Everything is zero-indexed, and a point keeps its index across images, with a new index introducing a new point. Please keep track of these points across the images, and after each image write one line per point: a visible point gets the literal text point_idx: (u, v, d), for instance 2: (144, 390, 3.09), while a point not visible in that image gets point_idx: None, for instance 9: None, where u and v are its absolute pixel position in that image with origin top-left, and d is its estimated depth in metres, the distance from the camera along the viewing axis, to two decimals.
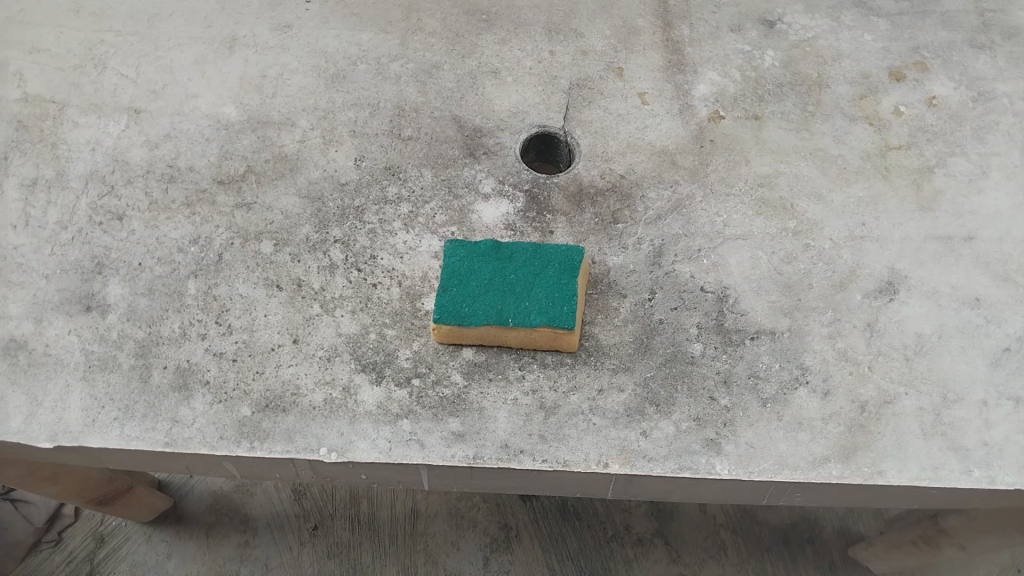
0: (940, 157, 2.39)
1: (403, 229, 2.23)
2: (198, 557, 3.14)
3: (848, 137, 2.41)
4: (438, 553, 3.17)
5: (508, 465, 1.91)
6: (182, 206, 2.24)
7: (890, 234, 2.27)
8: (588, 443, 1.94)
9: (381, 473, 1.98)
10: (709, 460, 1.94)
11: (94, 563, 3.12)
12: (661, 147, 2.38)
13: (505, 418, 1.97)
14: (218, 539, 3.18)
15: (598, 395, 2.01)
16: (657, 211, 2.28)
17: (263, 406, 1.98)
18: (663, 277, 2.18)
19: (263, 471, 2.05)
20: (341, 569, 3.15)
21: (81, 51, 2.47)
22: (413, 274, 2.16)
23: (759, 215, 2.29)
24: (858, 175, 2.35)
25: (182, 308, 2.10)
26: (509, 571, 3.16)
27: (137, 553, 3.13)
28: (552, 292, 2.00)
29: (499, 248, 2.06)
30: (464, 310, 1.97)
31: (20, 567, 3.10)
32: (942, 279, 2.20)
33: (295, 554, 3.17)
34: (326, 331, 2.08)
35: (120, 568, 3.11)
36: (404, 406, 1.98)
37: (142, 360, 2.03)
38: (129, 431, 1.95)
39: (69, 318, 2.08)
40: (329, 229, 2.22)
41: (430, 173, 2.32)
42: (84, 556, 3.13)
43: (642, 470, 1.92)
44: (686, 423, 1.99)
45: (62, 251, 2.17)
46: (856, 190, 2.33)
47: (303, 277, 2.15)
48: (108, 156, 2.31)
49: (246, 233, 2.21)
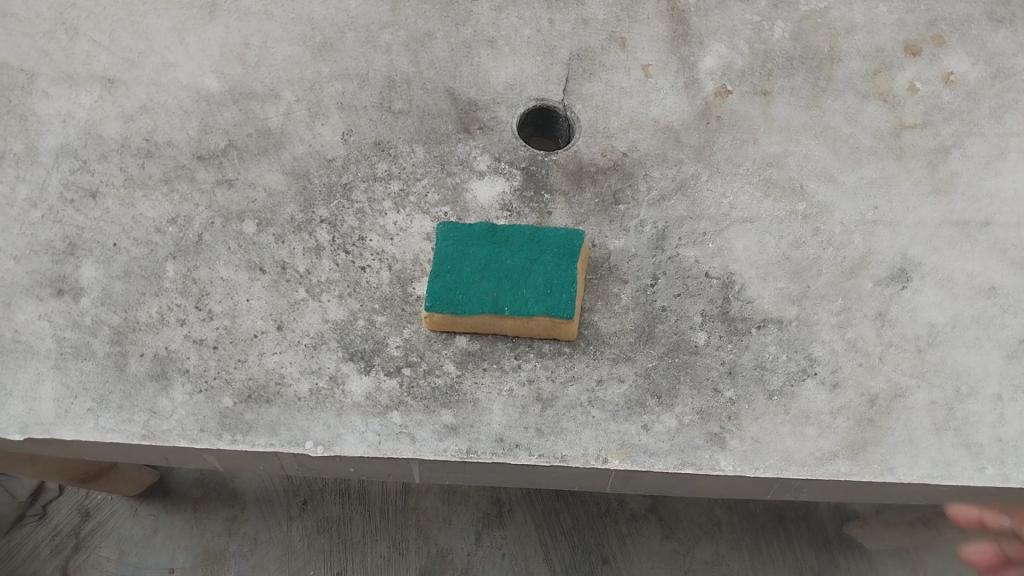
0: (956, 137, 2.31)
1: (394, 209, 2.15)
2: (186, 532, 3.10)
3: (860, 115, 2.32)
4: (429, 528, 3.14)
5: (503, 460, 1.87)
6: (160, 181, 2.16)
7: (903, 219, 2.20)
8: (586, 436, 1.90)
9: (371, 466, 1.94)
10: (713, 456, 1.91)
11: (79, 539, 3.08)
12: (665, 124, 2.30)
13: (500, 410, 1.92)
14: (206, 514, 3.13)
15: (597, 387, 1.95)
16: (660, 191, 2.21)
17: (246, 396, 1.93)
18: (666, 262, 2.11)
19: (245, 463, 2.01)
20: (332, 544, 3.11)
21: (51, 14, 2.36)
22: (404, 257, 2.09)
23: (767, 197, 2.21)
24: (870, 155, 2.27)
25: (160, 292, 2.03)
26: (501, 546, 3.13)
27: (124, 528, 3.09)
28: (550, 279, 1.93)
29: (494, 232, 1.98)
30: (458, 298, 1.90)
31: (4, 541, 3.08)
32: (957, 266, 2.14)
33: (284, 530, 3.12)
34: (312, 317, 2.01)
35: (106, 544, 3.07)
36: (394, 397, 1.93)
37: (118, 348, 1.98)
38: (105, 424, 1.90)
39: (40, 303, 2.01)
40: (316, 208, 2.14)
41: (422, 149, 2.23)
42: (70, 531, 3.09)
43: (643, 466, 1.88)
44: (689, 416, 1.94)
45: (32, 230, 2.09)
46: (868, 171, 2.25)
47: (288, 259, 2.08)
48: (80, 129, 2.21)
49: (227, 213, 2.13)
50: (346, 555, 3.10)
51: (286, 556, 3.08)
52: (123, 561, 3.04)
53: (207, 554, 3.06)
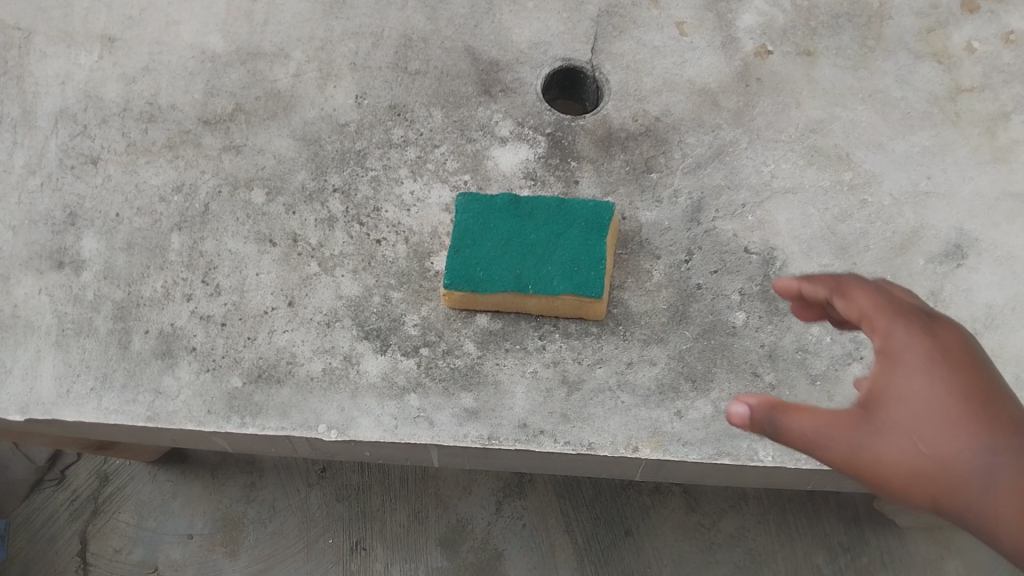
0: (1017, 101, 2.17)
1: (410, 178, 2.05)
2: (205, 496, 2.67)
3: (912, 77, 2.19)
4: (449, 495, 2.66)
5: (526, 447, 1.80)
6: (164, 147, 2.09)
7: (959, 190, 2.08)
8: (615, 423, 1.83)
9: (390, 449, 1.88)
10: (751, 446, 1.82)
11: (98, 505, 2.68)
12: (700, 86, 2.17)
13: (524, 393, 1.85)
14: (225, 480, 2.69)
15: (626, 369, 1.87)
16: (696, 159, 2.10)
17: (256, 376, 1.87)
18: (702, 236, 2.01)
19: (256, 446, 1.96)
20: (350, 514, 2.64)
21: None
22: (421, 230, 2.00)
23: (810, 165, 2.10)
24: (923, 121, 2.14)
25: (165, 265, 1.98)
26: (523, 517, 2.63)
27: (143, 492, 2.69)
28: (577, 255, 1.84)
29: (517, 204, 1.89)
30: (478, 275, 1.82)
31: (22, 508, 2.70)
32: (1017, 243, 2.02)
33: (303, 498, 2.66)
34: (325, 292, 1.94)
35: (125, 508, 2.67)
36: (411, 378, 1.86)
37: (121, 324, 1.93)
38: (108, 404, 1.87)
39: (40, 276, 1.99)
40: (329, 176, 2.05)
41: (440, 113, 2.13)
42: (88, 497, 2.70)
43: (676, 456, 1.80)
44: (726, 402, 1.86)
45: (30, 200, 2.06)
46: (921, 138, 2.12)
47: (299, 230, 2.00)
48: (79, 92, 2.14)
49: (234, 181, 2.05)
50: (362, 524, 2.62)
51: (304, 525, 2.63)
52: (143, 526, 2.65)
53: (226, 520, 2.63)
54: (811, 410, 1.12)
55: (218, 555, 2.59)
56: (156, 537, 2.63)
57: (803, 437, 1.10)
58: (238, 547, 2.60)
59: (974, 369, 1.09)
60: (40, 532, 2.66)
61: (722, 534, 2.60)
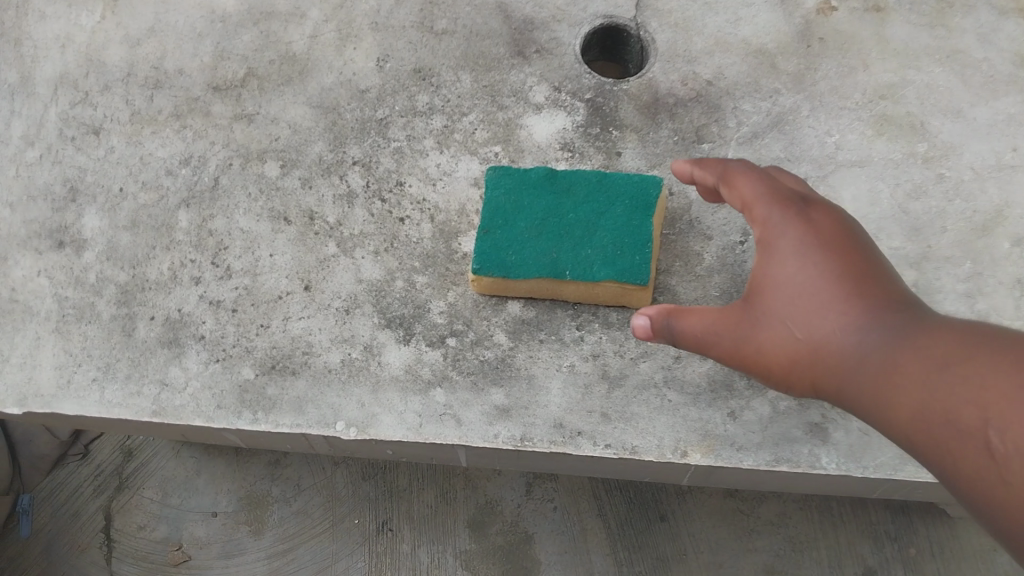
0: None
1: (436, 149, 1.93)
2: (229, 474, 2.62)
3: (995, 36, 2.01)
4: (479, 476, 2.59)
5: (563, 450, 1.68)
6: (170, 116, 2.01)
7: None
8: (661, 425, 1.70)
9: (414, 448, 1.78)
10: (812, 451, 1.67)
11: (123, 479, 2.64)
12: (757, 46, 2.01)
13: (560, 390, 1.73)
14: (250, 456, 2.64)
15: (674, 363, 1.74)
16: (753, 128, 1.94)
17: (269, 367, 1.78)
18: None
19: (270, 442, 1.87)
20: (377, 492, 2.57)
21: None
22: (448, 207, 1.88)
23: (880, 135, 1.93)
24: (1008, 85, 1.97)
25: (172, 245, 1.90)
26: (554, 500, 2.55)
27: (168, 468, 2.65)
28: (620, 237, 1.72)
29: (554, 178, 1.78)
30: (510, 258, 1.72)
31: (47, 482, 2.65)
32: None
33: (329, 475, 2.60)
34: (344, 275, 1.84)
35: (149, 484, 2.63)
36: (437, 371, 1.75)
37: (125, 309, 1.86)
38: (109, 397, 1.80)
39: (39, 257, 1.93)
40: (347, 147, 1.95)
41: (469, 77, 1.99)
42: (113, 470, 2.66)
43: (729, 462, 1.66)
44: (786, 403, 1.71)
45: (29, 172, 2.01)
46: (1005, 105, 1.95)
47: (315, 207, 1.90)
48: (79, 55, 2.09)
49: (245, 152, 1.96)
50: (390, 503, 2.56)
51: (329, 502, 2.57)
52: (167, 503, 2.60)
53: (251, 496, 2.59)
54: (701, 311, 1.39)
55: (242, 534, 2.54)
56: (180, 514, 2.59)
57: (698, 334, 1.37)
58: (262, 525, 2.55)
59: (841, 245, 1.27)
60: (64, 507, 2.63)
61: (762, 521, 2.50)
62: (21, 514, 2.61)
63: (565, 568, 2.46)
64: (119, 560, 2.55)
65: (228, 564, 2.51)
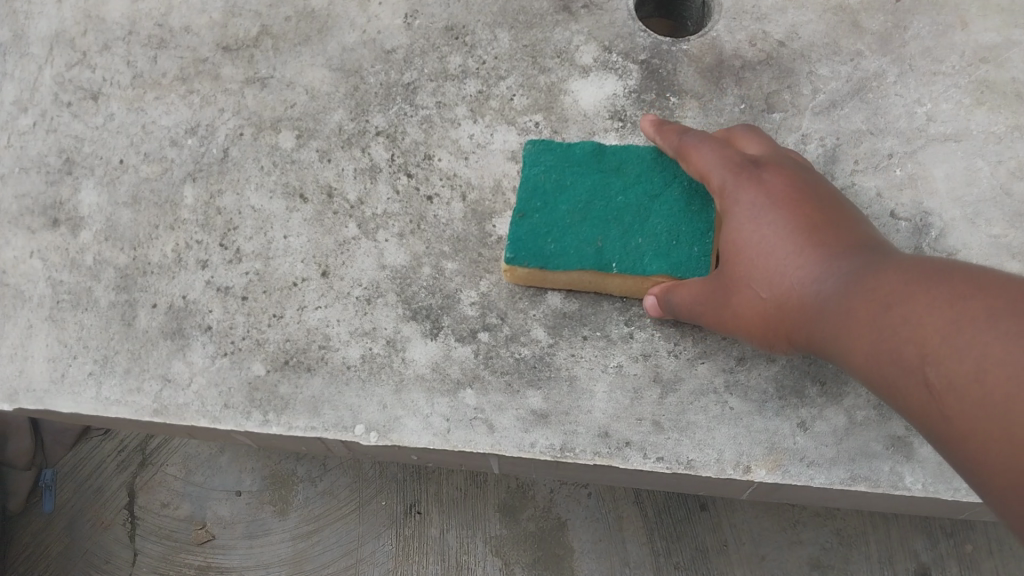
0: None
1: (469, 118, 1.79)
2: (252, 452, 2.56)
3: None
4: None
5: (608, 463, 1.57)
6: (176, 80, 1.89)
7: None
8: (721, 436, 1.58)
9: (443, 453, 1.67)
10: (895, 470, 1.56)
11: (147, 455, 2.60)
12: (836, 2, 1.83)
13: (605, 395, 1.61)
14: None
15: (736, 366, 1.61)
16: (831, 95, 1.76)
17: (282, 362, 1.68)
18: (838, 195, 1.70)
19: (286, 442, 1.78)
20: (405, 472, 2.50)
21: None
22: (482, 183, 1.75)
23: (980, 105, 1.76)
24: None
25: (177, 225, 1.79)
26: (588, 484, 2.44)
27: (192, 444, 2.60)
28: (675, 225, 1.58)
29: (600, 156, 1.64)
30: (550, 247, 1.57)
31: (71, 456, 2.61)
32: None
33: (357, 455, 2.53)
34: (365, 261, 1.72)
35: (172, 460, 2.58)
36: (467, 371, 1.64)
37: (125, 296, 1.76)
38: (107, 394, 1.71)
39: (31, 235, 1.83)
40: (371, 114, 1.81)
41: (507, 36, 1.84)
42: (137, 445, 2.61)
43: (798, 480, 1.55)
44: (864, 413, 1.59)
45: (22, 141, 1.89)
46: None
47: (335, 182, 1.77)
48: (76, 12, 1.97)
49: (258, 121, 1.83)
50: (420, 485, 2.47)
51: (357, 484, 2.50)
52: (191, 480, 2.55)
53: (276, 476, 2.53)
54: (687, 289, 1.48)
55: (266, 513, 2.48)
56: (204, 492, 2.53)
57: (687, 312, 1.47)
58: (287, 505, 2.49)
59: (792, 202, 1.33)
60: (86, 484, 2.58)
61: (806, 511, 2.36)
62: (45, 489, 2.56)
63: (598, 558, 2.36)
64: (143, 538, 2.50)
65: (252, 545, 2.45)
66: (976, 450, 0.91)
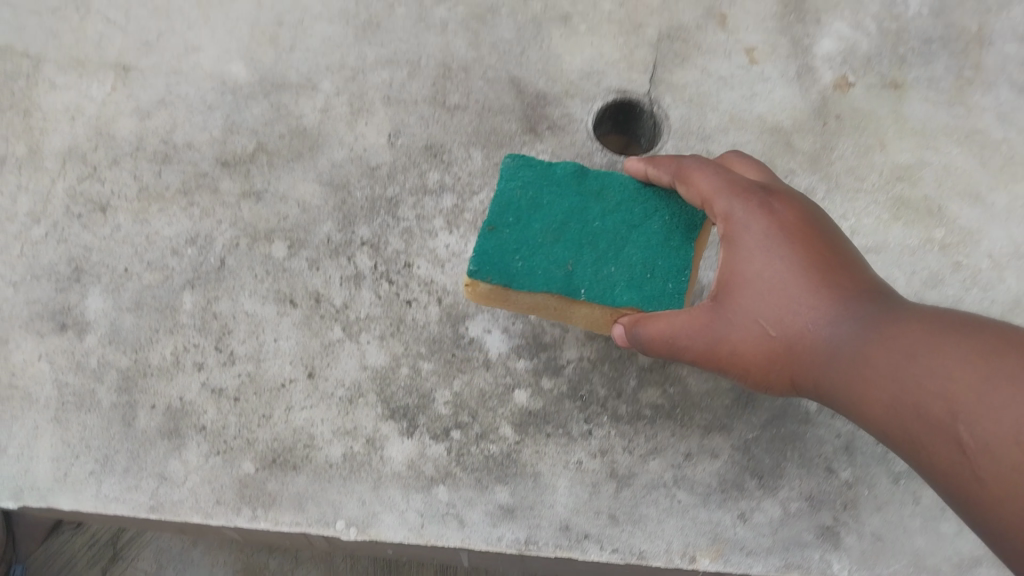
0: None
1: (445, 229, 1.91)
2: (225, 545, 2.62)
3: (1013, 116, 2.04)
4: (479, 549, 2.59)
5: (569, 555, 1.68)
6: (178, 193, 1.97)
7: None
8: (671, 528, 1.71)
9: (415, 548, 1.76)
10: (824, 557, 1.71)
11: (119, 548, 2.62)
12: (773, 124, 2.00)
13: (566, 489, 1.72)
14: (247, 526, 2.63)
15: (684, 462, 1.75)
16: None
17: (270, 461, 1.76)
18: None
19: (268, 536, 1.85)
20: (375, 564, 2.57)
21: None
22: (455, 288, 1.86)
23: (897, 220, 1.93)
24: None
25: (176, 329, 1.86)
26: None
27: (163, 537, 2.64)
28: (650, 257, 1.55)
29: (582, 178, 1.61)
30: (518, 266, 1.52)
31: (42, 551, 2.61)
32: None
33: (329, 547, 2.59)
34: (348, 362, 1.82)
35: (143, 556, 2.62)
36: (440, 468, 1.74)
37: (126, 397, 1.82)
38: (107, 491, 1.76)
39: (40, 340, 1.88)
40: (356, 227, 1.92)
41: (480, 155, 1.97)
42: (109, 539, 2.64)
43: (738, 568, 1.69)
44: (798, 503, 1.74)
45: (34, 252, 1.94)
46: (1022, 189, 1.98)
47: (323, 289, 1.87)
48: (89, 128, 2.03)
49: (253, 231, 1.93)
50: None
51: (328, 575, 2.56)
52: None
53: (248, 569, 2.58)
54: (669, 317, 1.48)
55: None
56: None
57: (666, 339, 1.47)
58: None
59: (804, 236, 1.48)
60: None
61: None
62: None
63: None
64: None
65: None
66: (1005, 509, 1.12)
